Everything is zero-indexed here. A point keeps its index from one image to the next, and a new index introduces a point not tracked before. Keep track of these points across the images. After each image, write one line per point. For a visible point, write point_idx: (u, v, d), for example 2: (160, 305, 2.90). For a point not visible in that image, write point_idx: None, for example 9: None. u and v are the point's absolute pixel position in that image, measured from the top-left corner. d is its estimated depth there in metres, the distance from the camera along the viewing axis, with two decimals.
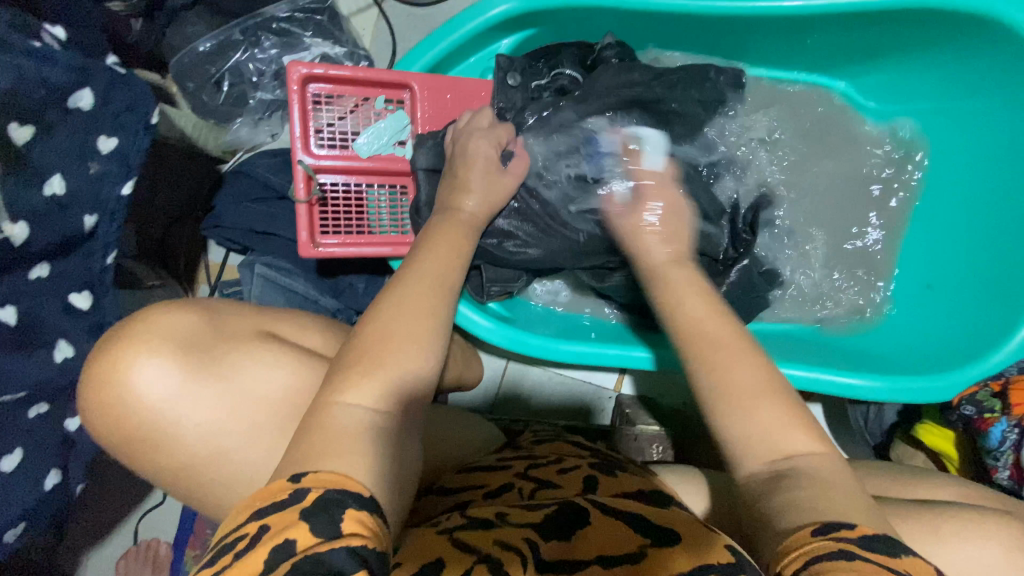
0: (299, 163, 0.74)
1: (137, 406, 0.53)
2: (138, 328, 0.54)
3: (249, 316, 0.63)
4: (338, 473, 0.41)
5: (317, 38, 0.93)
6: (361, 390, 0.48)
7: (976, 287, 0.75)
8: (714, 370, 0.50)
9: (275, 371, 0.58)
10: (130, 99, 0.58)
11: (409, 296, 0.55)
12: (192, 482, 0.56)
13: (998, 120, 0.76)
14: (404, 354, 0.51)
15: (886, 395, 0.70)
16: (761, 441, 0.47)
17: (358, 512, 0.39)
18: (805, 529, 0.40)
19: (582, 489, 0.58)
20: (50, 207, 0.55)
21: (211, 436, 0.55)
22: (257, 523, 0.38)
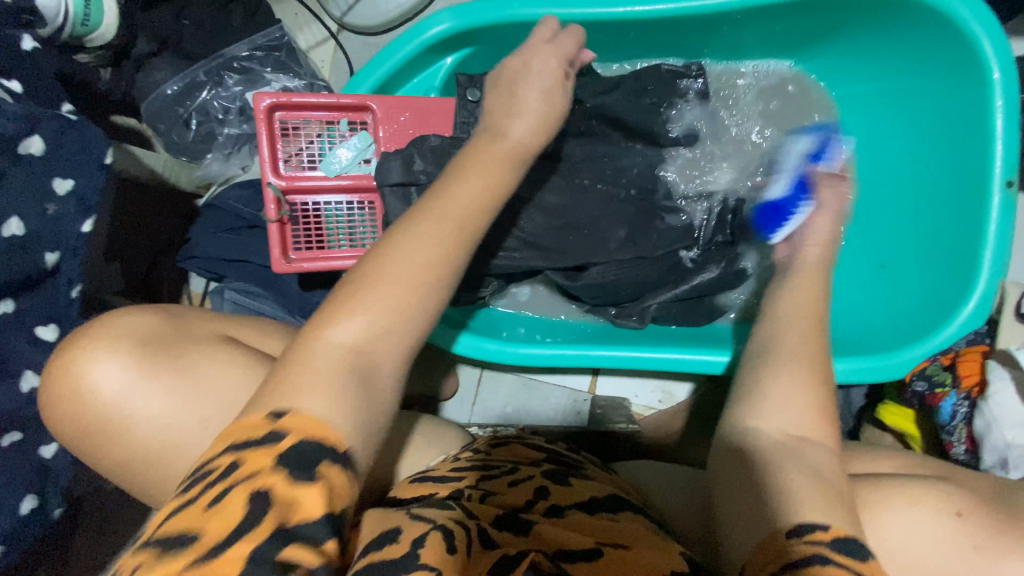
0: (268, 185, 0.76)
1: (95, 400, 0.56)
2: (99, 330, 0.58)
3: (210, 320, 0.66)
4: (317, 414, 0.39)
5: (278, 73, 0.98)
6: (352, 322, 0.43)
7: (926, 266, 0.75)
8: (778, 339, 0.57)
9: (230, 370, 0.59)
10: (83, 142, 0.63)
11: (417, 238, 0.46)
12: (143, 477, 0.58)
13: (937, 95, 0.76)
14: (391, 302, 0.44)
15: (833, 377, 0.71)
16: (789, 417, 0.50)
17: (331, 465, 0.38)
18: (780, 530, 0.43)
19: (535, 499, 0.58)
20: (11, 246, 0.60)
21: (158, 431, 0.57)
22: (229, 458, 0.38)
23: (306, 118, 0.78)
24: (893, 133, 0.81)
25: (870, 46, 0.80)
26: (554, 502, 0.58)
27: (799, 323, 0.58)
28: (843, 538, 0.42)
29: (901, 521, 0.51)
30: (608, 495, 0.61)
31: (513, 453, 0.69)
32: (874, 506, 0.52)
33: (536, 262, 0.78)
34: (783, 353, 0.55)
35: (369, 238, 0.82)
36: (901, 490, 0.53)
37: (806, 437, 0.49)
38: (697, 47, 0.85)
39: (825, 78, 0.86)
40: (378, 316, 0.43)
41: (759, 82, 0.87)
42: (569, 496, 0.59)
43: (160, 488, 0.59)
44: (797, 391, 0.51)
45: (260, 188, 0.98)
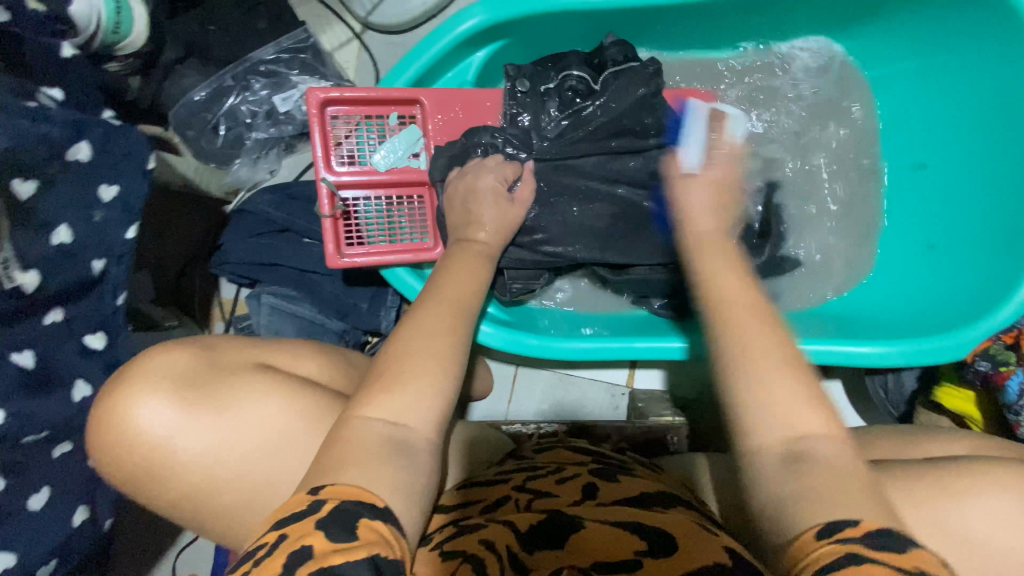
0: (321, 180, 0.75)
1: (138, 443, 0.55)
2: (137, 372, 0.57)
3: (243, 347, 0.65)
4: (353, 484, 0.44)
5: (303, 75, 0.98)
6: (386, 403, 0.49)
7: (979, 242, 0.73)
8: (735, 329, 0.50)
9: (268, 403, 0.59)
10: (128, 146, 0.63)
11: (425, 320, 0.54)
12: (189, 513, 0.58)
13: (977, 73, 0.75)
14: (420, 374, 0.50)
15: (897, 359, 0.69)
16: (778, 421, 0.46)
17: (371, 520, 0.42)
18: (811, 531, 0.41)
19: (582, 496, 0.58)
20: (60, 254, 0.59)
21: (204, 470, 0.56)
22: (276, 532, 0.41)
23: (360, 114, 0.78)
24: (929, 114, 0.80)
25: (904, 25, 0.79)
26: (600, 500, 0.57)
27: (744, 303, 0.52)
28: (876, 532, 0.39)
29: (989, 506, 0.49)
30: (658, 491, 0.60)
31: (559, 456, 0.69)
32: (962, 492, 0.50)
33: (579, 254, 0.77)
34: (736, 353, 0.48)
35: (417, 231, 0.82)
36: (984, 473, 0.51)
37: (807, 439, 0.45)
38: (731, 31, 0.84)
39: (858, 61, 0.85)
40: (413, 391, 0.49)
41: (792, 62, 0.85)
42: (617, 491, 0.59)
43: (214, 526, 0.58)
44: (789, 393, 0.47)
45: (290, 192, 0.97)
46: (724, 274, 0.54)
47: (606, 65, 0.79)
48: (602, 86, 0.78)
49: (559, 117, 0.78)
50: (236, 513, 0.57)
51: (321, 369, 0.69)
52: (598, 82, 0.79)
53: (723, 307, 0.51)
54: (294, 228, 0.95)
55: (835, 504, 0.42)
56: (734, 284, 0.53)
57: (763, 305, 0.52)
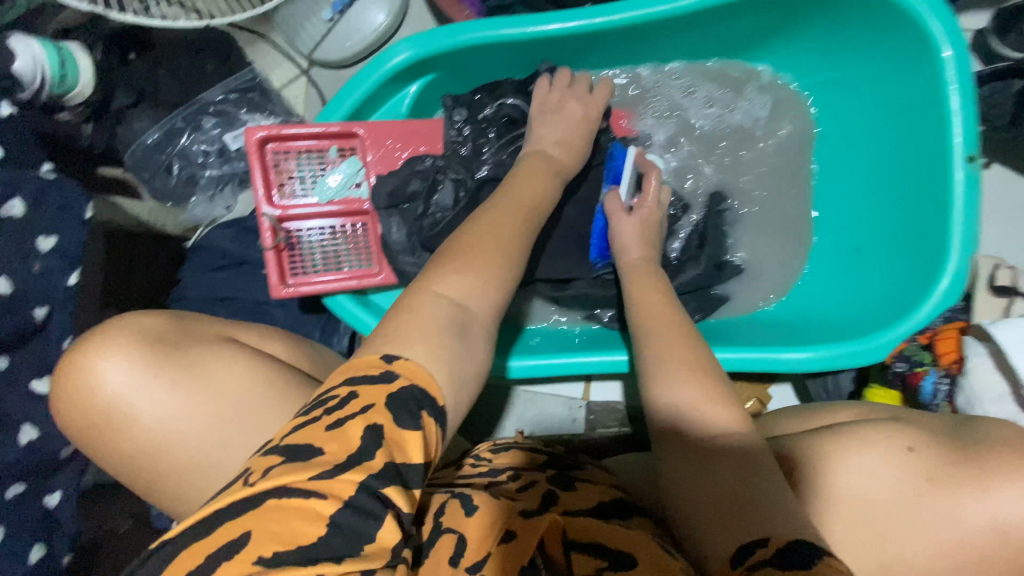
0: (263, 215, 0.75)
1: (104, 390, 0.58)
2: (112, 328, 0.61)
3: (216, 323, 0.69)
4: (419, 361, 0.42)
5: (252, 113, 1.01)
6: (449, 284, 0.50)
7: (898, 246, 0.75)
8: (652, 346, 0.60)
9: (233, 367, 0.62)
10: (63, 200, 0.66)
11: (490, 219, 0.58)
12: (143, 470, 0.60)
13: (892, 81, 0.77)
14: (485, 269, 0.52)
15: (820, 363, 0.71)
16: (691, 408, 0.53)
17: (432, 418, 0.40)
18: (759, 537, 0.42)
19: (543, 502, 0.58)
20: (2, 304, 0.62)
21: (162, 424, 0.59)
22: (348, 387, 0.40)
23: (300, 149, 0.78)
24: (852, 123, 0.82)
25: (820, 38, 0.81)
26: (562, 508, 0.57)
27: (659, 318, 0.63)
28: (779, 548, 0.41)
29: (862, 471, 0.53)
30: (614, 500, 0.60)
31: (520, 461, 0.69)
32: (838, 459, 0.54)
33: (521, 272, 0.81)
34: (657, 358, 0.58)
35: (362, 259, 0.81)
36: (856, 438, 0.55)
37: (716, 436, 0.51)
38: (658, 52, 0.86)
39: (783, 73, 0.87)
40: (470, 274, 0.51)
41: (720, 80, 0.88)
42: (578, 500, 0.59)
43: (167, 496, 0.61)
44: (690, 387, 0.54)
45: (246, 226, 1.00)
46: (645, 297, 0.66)
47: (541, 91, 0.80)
48: None
49: (496, 144, 0.79)
50: (187, 471, 0.59)
51: (286, 353, 0.73)
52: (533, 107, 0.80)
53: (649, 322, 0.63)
54: (252, 260, 0.99)
55: (772, 512, 0.44)
56: (655, 307, 0.65)
57: (676, 324, 0.62)
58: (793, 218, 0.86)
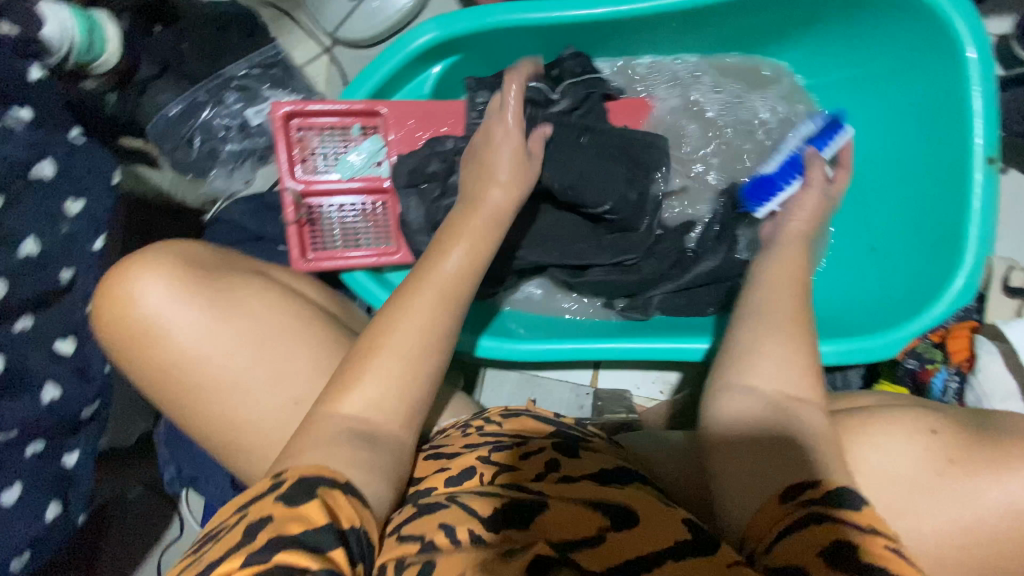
0: (286, 189, 0.77)
1: (140, 305, 0.61)
2: (151, 252, 0.63)
3: (248, 261, 0.73)
4: (315, 463, 0.49)
5: (274, 89, 1.02)
6: (355, 398, 0.54)
7: (915, 245, 0.76)
8: (760, 297, 0.62)
9: (265, 298, 0.66)
10: (91, 163, 0.68)
11: (417, 305, 0.57)
12: (174, 382, 0.62)
13: (916, 80, 0.77)
14: (394, 369, 0.55)
15: (835, 358, 0.71)
16: (779, 372, 0.54)
17: (329, 492, 0.47)
18: (782, 496, 0.47)
19: (546, 470, 0.59)
20: (27, 265, 0.63)
21: (195, 342, 0.61)
22: (236, 512, 0.46)
23: (324, 126, 0.79)
24: (875, 121, 0.82)
25: (845, 35, 0.81)
26: (564, 476, 0.58)
27: (785, 284, 0.63)
28: (835, 493, 0.45)
29: (887, 449, 0.53)
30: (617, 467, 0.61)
31: (526, 427, 0.69)
32: (870, 436, 0.54)
33: (538, 258, 0.82)
34: (758, 313, 0.60)
35: (381, 236, 0.82)
36: (882, 420, 0.55)
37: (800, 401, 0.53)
38: (682, 41, 0.86)
39: (807, 68, 0.87)
40: (379, 377, 0.54)
41: (743, 73, 0.88)
42: (580, 467, 0.60)
43: (191, 422, 0.64)
44: (784, 349, 0.56)
45: (264, 201, 1.02)
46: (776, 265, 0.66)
47: (564, 77, 0.81)
48: (560, 96, 0.81)
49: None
50: (215, 388, 0.62)
51: (316, 295, 0.75)
52: (556, 91, 0.81)
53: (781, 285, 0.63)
54: (270, 236, 1.01)
55: (797, 471, 0.48)
56: (779, 289, 0.62)
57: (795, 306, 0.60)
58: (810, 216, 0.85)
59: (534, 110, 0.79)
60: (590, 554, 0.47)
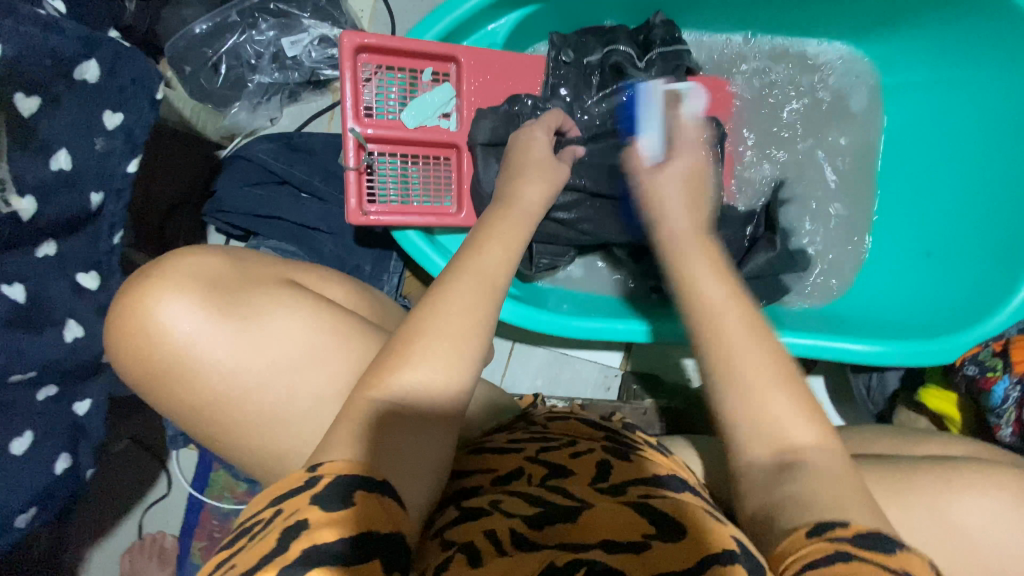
0: (349, 130, 0.69)
1: (163, 338, 0.51)
2: (165, 269, 0.53)
3: (273, 263, 0.61)
4: (350, 460, 0.39)
5: (315, 20, 0.91)
6: (397, 386, 0.45)
7: (972, 254, 0.77)
8: (722, 349, 0.47)
9: (296, 316, 0.54)
10: (137, 72, 0.58)
11: (449, 296, 0.49)
12: (210, 423, 0.53)
13: (992, 92, 0.78)
14: (437, 352, 0.46)
15: (888, 358, 0.71)
16: (768, 431, 0.44)
17: (369, 494, 0.37)
18: (800, 530, 0.38)
19: (596, 477, 0.49)
20: (59, 182, 0.55)
21: (230, 374, 0.52)
22: (272, 508, 0.38)
23: (393, 66, 0.73)
24: (947, 127, 0.82)
25: (941, 31, 0.80)
26: (614, 483, 0.48)
27: (737, 314, 0.48)
28: (865, 533, 0.36)
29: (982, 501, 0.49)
30: (673, 474, 0.51)
31: (575, 427, 0.58)
32: (956, 487, 0.50)
33: (607, 235, 0.77)
34: (721, 371, 0.46)
35: (438, 195, 0.77)
36: (978, 474, 0.51)
37: (800, 450, 0.43)
38: (762, 20, 0.85)
39: (884, 64, 0.86)
40: (422, 370, 0.46)
41: (818, 62, 0.88)
42: (629, 471, 0.50)
43: (229, 447, 0.54)
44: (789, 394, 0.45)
45: (290, 142, 0.92)
46: (706, 281, 0.51)
47: (653, 44, 0.78)
48: (648, 65, 0.78)
49: (598, 94, 0.79)
50: (251, 426, 0.53)
51: (345, 297, 0.64)
52: (643, 59, 0.78)
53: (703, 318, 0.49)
54: (294, 180, 0.90)
55: (820, 507, 0.39)
56: (716, 293, 0.50)
57: (747, 311, 0.48)
58: (863, 218, 0.88)
59: (617, 76, 0.78)
60: (632, 562, 0.39)
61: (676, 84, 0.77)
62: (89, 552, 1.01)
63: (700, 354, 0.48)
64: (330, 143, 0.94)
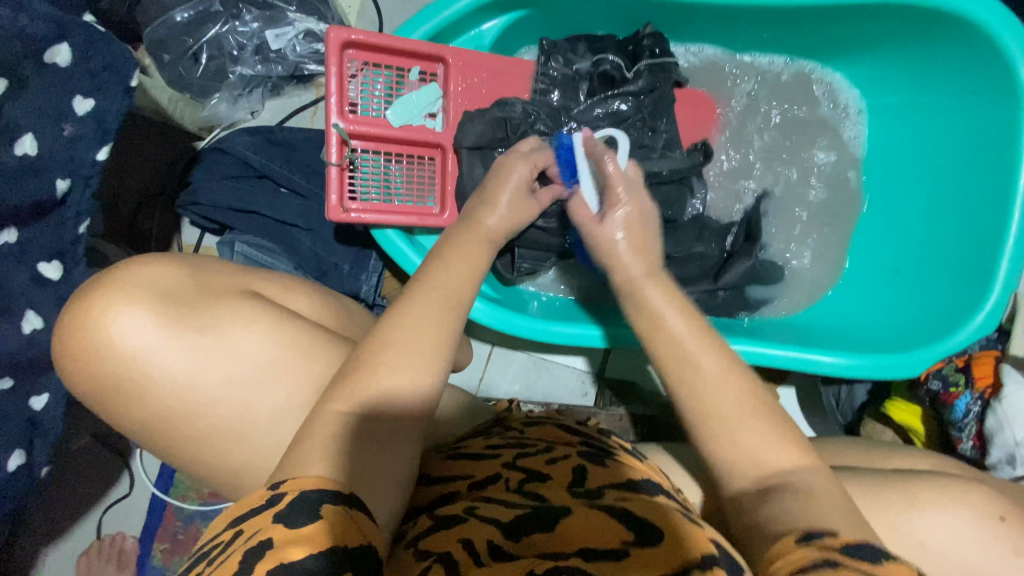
0: (332, 125, 0.68)
1: (112, 355, 0.48)
2: (114, 278, 0.49)
3: (232, 270, 0.58)
4: (317, 474, 0.39)
5: (301, 14, 0.89)
6: (367, 402, 0.44)
7: (939, 274, 0.80)
8: (691, 390, 0.48)
9: (254, 327, 0.52)
10: (109, 57, 0.56)
11: (415, 311, 0.48)
12: (164, 439, 0.50)
13: (961, 118, 0.80)
14: (404, 368, 0.45)
15: (858, 372, 0.73)
16: (747, 459, 0.45)
17: (339, 506, 0.37)
18: (791, 535, 0.38)
19: (571, 485, 0.48)
20: (22, 167, 0.54)
21: (185, 390, 0.49)
22: (233, 529, 0.37)
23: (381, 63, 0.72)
24: (920, 148, 0.85)
25: (918, 59, 0.82)
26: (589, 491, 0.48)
27: (714, 352, 0.49)
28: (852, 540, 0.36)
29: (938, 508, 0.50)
30: (647, 479, 0.51)
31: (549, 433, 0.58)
32: (911, 492, 0.51)
33: (590, 244, 0.78)
34: (699, 412, 0.47)
35: (420, 195, 0.77)
36: (945, 486, 0.52)
37: (783, 474, 0.43)
38: (746, 37, 0.86)
39: (858, 86, 0.89)
40: (391, 383, 0.45)
41: (796, 80, 0.90)
42: (604, 479, 0.49)
43: (179, 457, 0.52)
44: (766, 427, 0.45)
45: (269, 136, 0.90)
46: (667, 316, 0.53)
47: (641, 55, 0.79)
48: (636, 75, 0.79)
49: (586, 102, 0.80)
50: (212, 441, 0.50)
51: (312, 307, 0.61)
52: (631, 69, 0.80)
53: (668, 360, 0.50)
54: (273, 175, 0.88)
55: (804, 513, 0.39)
56: (680, 329, 0.51)
57: (708, 343, 0.50)
58: (840, 235, 0.89)
59: (606, 85, 0.80)
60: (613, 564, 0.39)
61: (664, 94, 0.79)
62: (42, 552, 0.97)
63: (674, 399, 0.49)
64: (312, 139, 0.92)
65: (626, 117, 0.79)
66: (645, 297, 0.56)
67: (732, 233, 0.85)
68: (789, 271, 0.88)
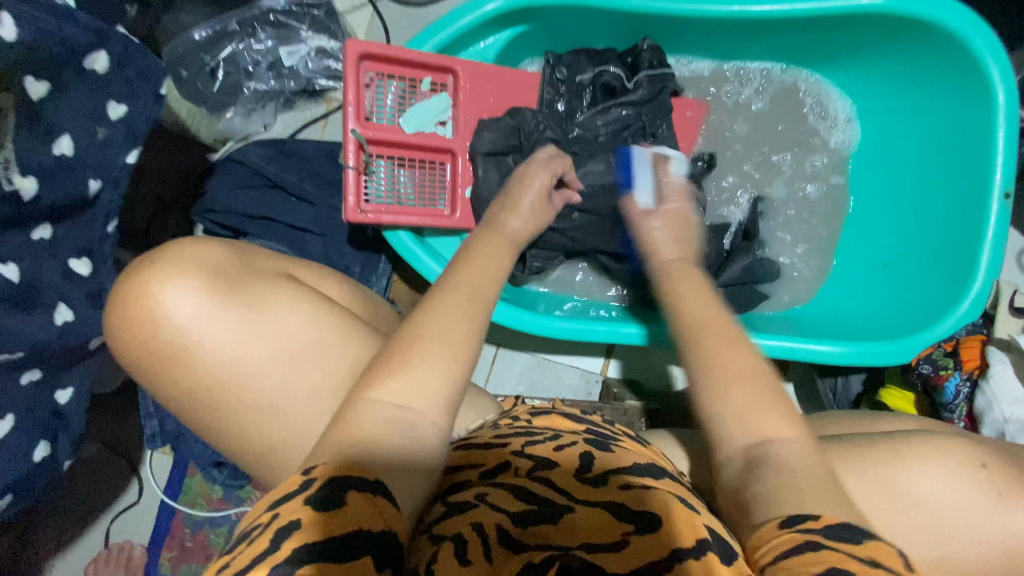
0: (350, 131, 0.72)
1: (163, 325, 0.50)
2: (168, 255, 0.53)
3: (271, 256, 0.61)
4: (343, 461, 0.41)
5: (313, 32, 0.95)
6: (393, 383, 0.46)
7: (925, 267, 0.83)
8: (705, 362, 0.50)
9: (298, 306, 0.55)
10: (143, 66, 0.61)
11: (439, 303, 0.51)
12: (200, 412, 0.53)
13: (940, 120, 0.85)
14: (433, 352, 0.48)
15: (855, 358, 0.76)
16: (745, 424, 0.47)
17: (363, 494, 0.39)
18: (774, 521, 0.40)
19: (579, 472, 0.50)
20: (58, 165, 0.56)
21: (228, 362, 0.52)
22: (268, 513, 0.39)
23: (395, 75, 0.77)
24: (902, 149, 0.90)
25: (898, 65, 0.87)
26: (597, 478, 0.49)
27: (727, 329, 0.52)
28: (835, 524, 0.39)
29: (934, 472, 0.52)
30: (653, 466, 0.53)
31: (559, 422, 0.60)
32: (914, 463, 0.53)
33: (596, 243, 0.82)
34: (708, 380, 0.49)
35: (431, 198, 0.81)
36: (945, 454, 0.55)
37: (773, 441, 0.46)
38: (737, 48, 0.91)
39: (843, 91, 0.94)
40: (419, 372, 0.47)
41: (785, 87, 0.94)
42: (612, 466, 0.51)
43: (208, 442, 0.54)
44: (769, 402, 0.47)
45: (284, 148, 0.94)
46: (687, 299, 0.56)
47: (640, 66, 0.84)
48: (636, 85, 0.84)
49: (590, 109, 0.85)
50: (248, 416, 0.53)
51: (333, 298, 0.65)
52: (631, 80, 0.85)
53: (690, 331, 0.53)
54: (286, 184, 0.92)
55: (784, 500, 0.42)
56: (698, 309, 0.54)
57: (726, 321, 0.53)
58: (832, 233, 0.93)
59: (608, 94, 0.85)
60: (613, 559, 0.41)
61: (662, 102, 0.84)
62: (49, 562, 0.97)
63: (688, 371, 0.51)
64: (324, 149, 0.96)
65: (630, 124, 0.84)
66: (671, 286, 0.58)
67: (729, 233, 0.89)
68: (786, 267, 0.92)
